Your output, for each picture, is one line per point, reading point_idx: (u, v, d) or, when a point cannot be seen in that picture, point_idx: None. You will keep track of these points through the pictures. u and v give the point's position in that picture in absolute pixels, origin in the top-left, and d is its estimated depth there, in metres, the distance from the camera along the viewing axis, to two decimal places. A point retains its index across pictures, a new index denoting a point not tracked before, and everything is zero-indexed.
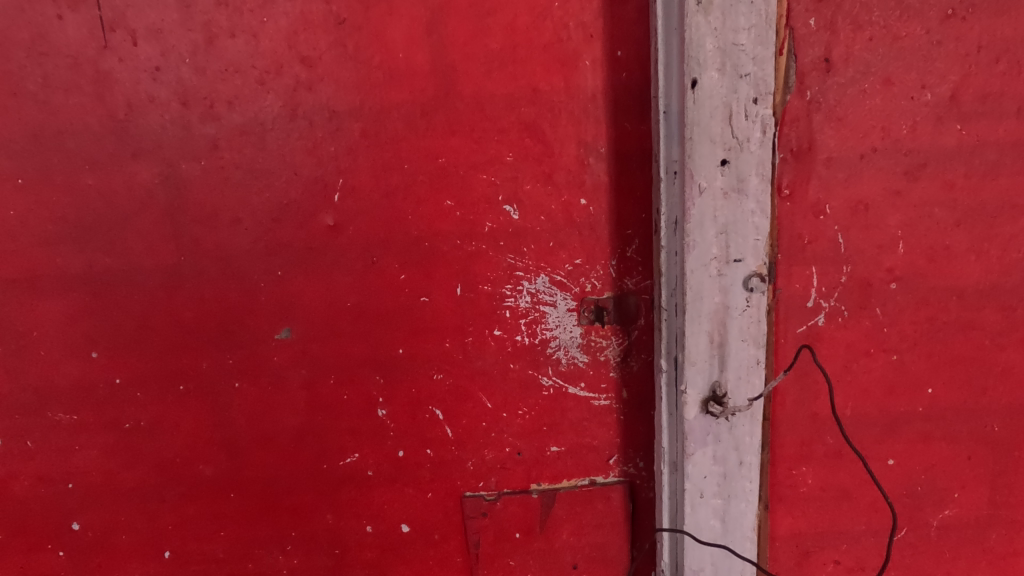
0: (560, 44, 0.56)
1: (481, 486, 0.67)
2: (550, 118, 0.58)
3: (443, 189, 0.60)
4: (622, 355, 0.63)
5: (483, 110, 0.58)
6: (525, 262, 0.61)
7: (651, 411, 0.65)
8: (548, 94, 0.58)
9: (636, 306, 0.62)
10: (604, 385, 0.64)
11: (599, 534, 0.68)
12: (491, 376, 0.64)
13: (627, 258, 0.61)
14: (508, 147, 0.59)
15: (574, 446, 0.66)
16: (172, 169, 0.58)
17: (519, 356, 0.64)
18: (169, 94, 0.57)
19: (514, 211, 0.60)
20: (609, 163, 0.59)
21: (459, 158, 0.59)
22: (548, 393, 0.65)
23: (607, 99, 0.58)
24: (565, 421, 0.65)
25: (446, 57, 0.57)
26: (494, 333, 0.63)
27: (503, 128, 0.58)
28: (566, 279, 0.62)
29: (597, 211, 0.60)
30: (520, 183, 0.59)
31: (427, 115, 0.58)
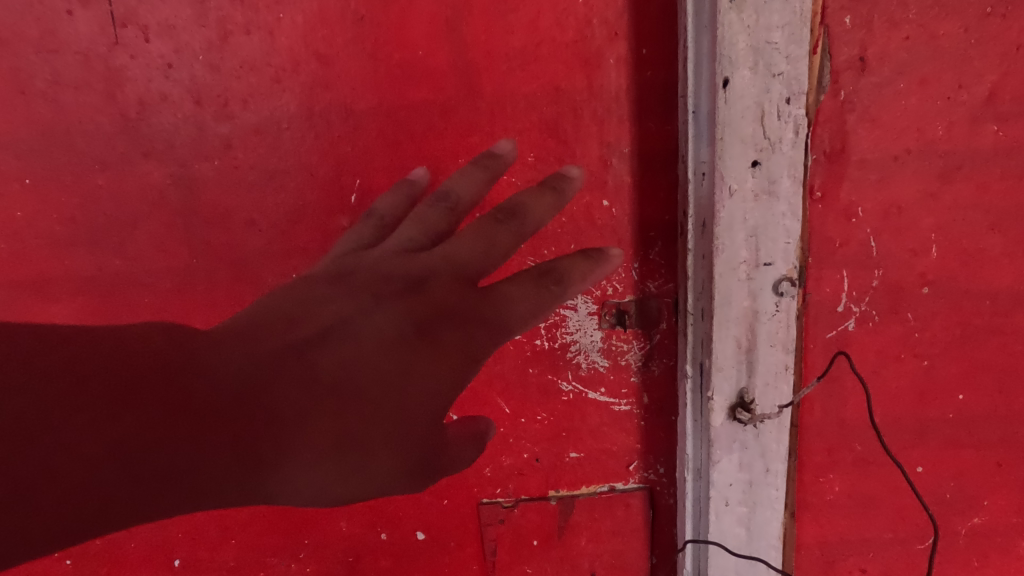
0: (584, 42, 0.55)
1: (498, 493, 0.66)
2: (572, 118, 0.57)
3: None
4: (643, 360, 0.62)
5: (503, 110, 0.57)
6: None
7: (672, 416, 0.64)
8: (571, 93, 0.56)
9: (658, 310, 0.61)
10: (625, 390, 0.63)
11: (618, 541, 0.67)
12: (509, 381, 0.63)
13: (649, 261, 0.60)
14: (529, 147, 0.58)
15: (593, 452, 0.65)
16: (184, 170, 0.57)
17: (538, 360, 0.62)
18: (182, 93, 0.55)
19: None
20: (632, 164, 0.58)
21: None
22: (568, 398, 0.63)
23: (632, 99, 0.56)
24: (585, 426, 0.64)
25: (466, 54, 0.55)
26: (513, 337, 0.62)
27: (524, 128, 0.57)
28: None
29: (619, 213, 0.59)
30: None
31: (447, 115, 0.57)
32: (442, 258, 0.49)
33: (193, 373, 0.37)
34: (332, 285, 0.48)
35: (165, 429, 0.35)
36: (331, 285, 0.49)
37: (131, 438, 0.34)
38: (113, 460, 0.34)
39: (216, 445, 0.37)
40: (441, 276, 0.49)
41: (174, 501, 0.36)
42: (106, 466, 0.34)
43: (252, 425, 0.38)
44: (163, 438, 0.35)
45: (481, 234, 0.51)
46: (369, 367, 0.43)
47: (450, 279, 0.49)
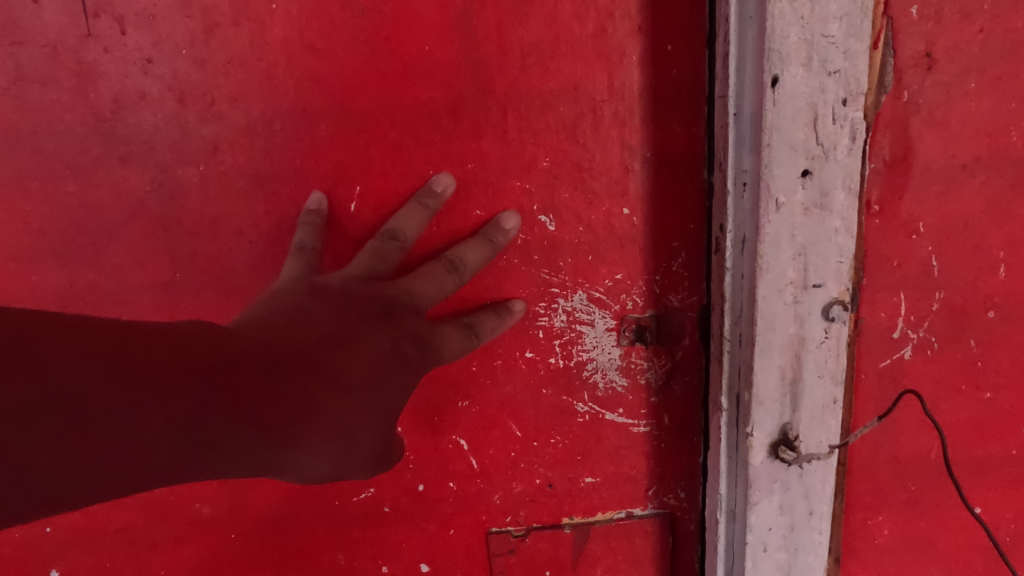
0: (605, 37, 0.51)
1: (508, 522, 0.61)
2: (591, 120, 0.52)
3: (472, 198, 0.54)
4: (663, 378, 0.58)
5: (516, 109, 0.52)
6: (561, 277, 0.56)
7: (694, 439, 0.60)
8: (591, 92, 0.52)
9: (681, 326, 0.57)
10: (644, 410, 0.59)
11: (635, 568, 0.63)
12: (521, 402, 0.58)
13: (671, 272, 0.56)
14: (544, 151, 0.53)
15: (610, 477, 0.60)
16: (166, 175, 0.52)
17: (552, 380, 0.58)
18: (163, 90, 0.50)
19: (550, 222, 0.55)
20: (655, 168, 0.54)
21: (489, 163, 0.53)
22: (583, 420, 0.59)
23: (657, 99, 0.52)
24: (601, 449, 0.60)
25: (477, 50, 0.51)
26: (525, 355, 0.57)
27: (538, 130, 0.53)
28: (605, 296, 0.56)
29: (641, 222, 0.55)
30: (557, 191, 0.54)
31: (456, 116, 0.52)
32: (401, 289, 0.52)
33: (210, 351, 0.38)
34: (311, 298, 0.49)
35: (208, 389, 0.36)
36: (308, 297, 0.49)
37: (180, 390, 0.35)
38: (159, 397, 0.34)
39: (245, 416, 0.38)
40: (403, 310, 0.51)
41: (184, 453, 0.36)
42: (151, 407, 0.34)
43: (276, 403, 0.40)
44: (204, 390, 0.36)
45: (427, 275, 0.53)
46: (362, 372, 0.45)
47: (408, 313, 0.52)
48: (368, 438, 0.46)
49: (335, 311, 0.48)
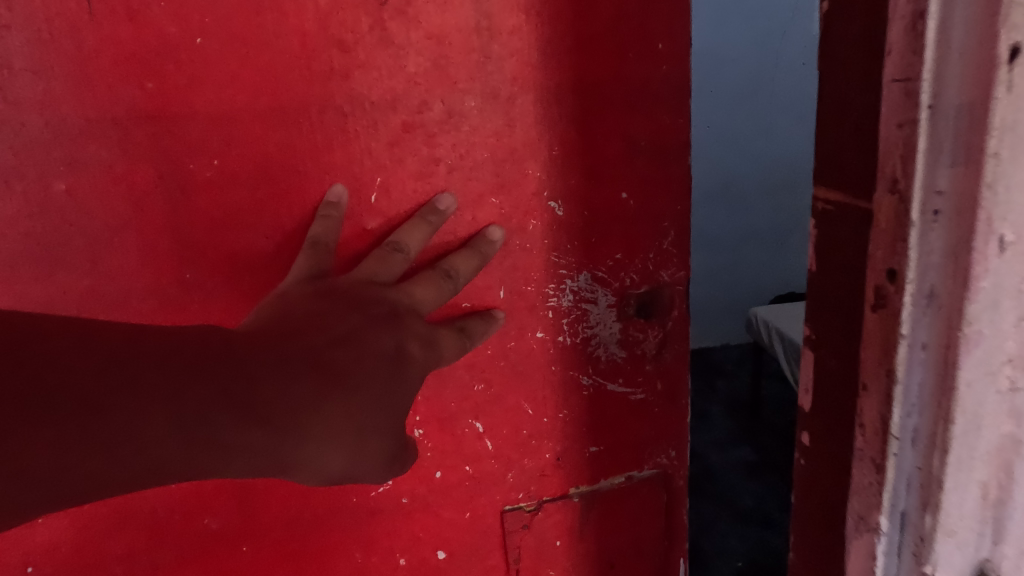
0: (613, 33, 0.54)
1: (521, 499, 0.64)
2: (596, 112, 0.56)
3: (489, 187, 0.56)
4: (656, 347, 0.64)
5: (529, 102, 0.54)
6: (568, 259, 0.59)
7: (681, 400, 0.66)
8: (595, 85, 0.55)
9: (670, 299, 0.63)
10: (641, 379, 0.64)
11: (634, 527, 0.69)
12: (533, 381, 0.61)
13: (661, 249, 0.61)
14: (554, 140, 0.56)
15: (612, 444, 0.65)
16: (175, 170, 0.49)
17: (561, 357, 0.62)
18: (173, 80, 0.47)
19: (558, 207, 0.58)
20: (650, 156, 0.58)
21: (505, 152, 0.55)
22: (589, 392, 0.63)
23: (654, 92, 0.57)
24: (606, 419, 0.64)
25: (496, 43, 0.52)
26: (537, 334, 0.61)
27: (548, 121, 0.55)
28: (606, 275, 0.61)
29: (637, 204, 0.60)
30: (565, 178, 0.57)
31: (475, 106, 0.54)
32: (403, 295, 0.52)
33: (214, 349, 0.37)
34: (316, 299, 0.48)
35: (205, 391, 0.35)
36: (313, 300, 0.48)
37: (167, 398, 0.34)
38: (148, 402, 0.33)
39: (239, 422, 0.36)
40: (407, 315, 0.51)
41: (174, 456, 0.34)
42: (134, 408, 0.33)
43: (279, 407, 0.37)
44: (207, 388, 0.35)
45: (427, 281, 0.54)
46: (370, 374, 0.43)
47: (411, 314, 0.51)
48: (376, 445, 0.44)
49: (342, 315, 0.46)
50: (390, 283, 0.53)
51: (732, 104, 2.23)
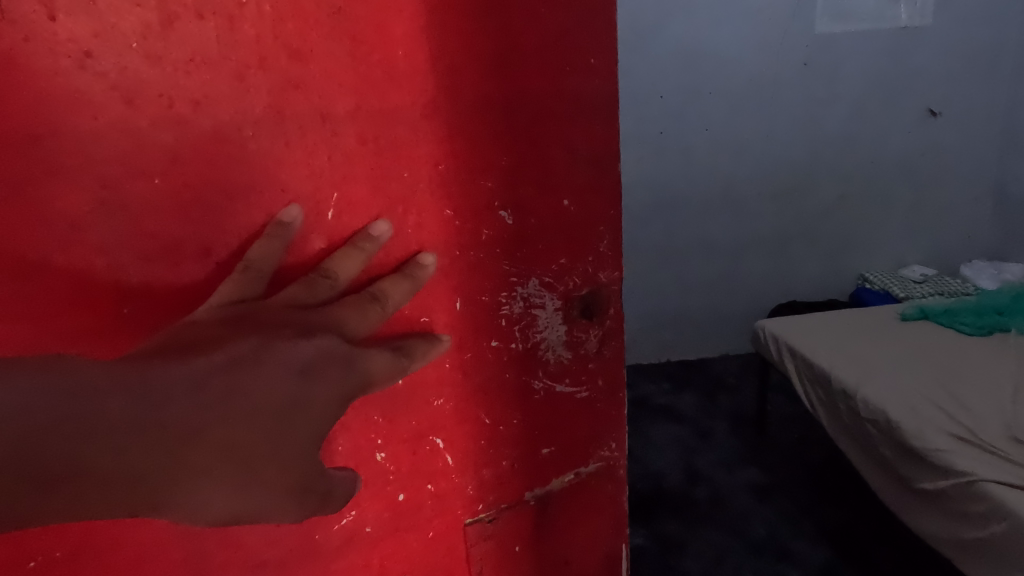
0: (555, 48, 0.55)
1: (480, 510, 0.65)
2: (543, 123, 0.57)
3: (444, 200, 0.56)
4: (596, 348, 0.65)
5: (479, 114, 0.54)
6: (518, 266, 0.60)
7: (620, 395, 0.68)
8: (540, 97, 0.56)
9: (607, 299, 0.64)
10: (584, 378, 0.65)
11: (587, 522, 0.72)
12: (488, 392, 0.62)
13: (598, 252, 0.63)
14: (502, 152, 0.56)
15: (563, 445, 0.67)
16: (110, 192, 0.45)
17: (512, 364, 0.62)
18: (105, 89, 0.43)
19: (508, 216, 0.58)
20: (590, 165, 0.60)
21: (459, 164, 0.55)
22: (540, 396, 0.64)
23: (593, 105, 0.58)
24: (554, 421, 0.65)
25: (447, 55, 0.52)
26: (490, 344, 0.61)
27: (499, 133, 0.56)
28: (552, 280, 0.61)
29: (577, 210, 0.61)
30: (515, 188, 0.58)
31: (429, 117, 0.53)
32: (328, 319, 0.50)
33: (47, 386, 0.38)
34: (220, 326, 0.46)
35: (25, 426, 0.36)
36: (219, 326, 0.46)
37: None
38: None
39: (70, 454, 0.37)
40: (324, 330, 0.48)
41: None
42: None
43: (124, 437, 0.38)
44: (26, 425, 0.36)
45: (354, 304, 0.52)
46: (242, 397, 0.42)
47: (334, 337, 0.49)
48: (262, 469, 0.43)
49: (231, 333, 0.45)
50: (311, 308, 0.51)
51: (736, 107, 2.60)
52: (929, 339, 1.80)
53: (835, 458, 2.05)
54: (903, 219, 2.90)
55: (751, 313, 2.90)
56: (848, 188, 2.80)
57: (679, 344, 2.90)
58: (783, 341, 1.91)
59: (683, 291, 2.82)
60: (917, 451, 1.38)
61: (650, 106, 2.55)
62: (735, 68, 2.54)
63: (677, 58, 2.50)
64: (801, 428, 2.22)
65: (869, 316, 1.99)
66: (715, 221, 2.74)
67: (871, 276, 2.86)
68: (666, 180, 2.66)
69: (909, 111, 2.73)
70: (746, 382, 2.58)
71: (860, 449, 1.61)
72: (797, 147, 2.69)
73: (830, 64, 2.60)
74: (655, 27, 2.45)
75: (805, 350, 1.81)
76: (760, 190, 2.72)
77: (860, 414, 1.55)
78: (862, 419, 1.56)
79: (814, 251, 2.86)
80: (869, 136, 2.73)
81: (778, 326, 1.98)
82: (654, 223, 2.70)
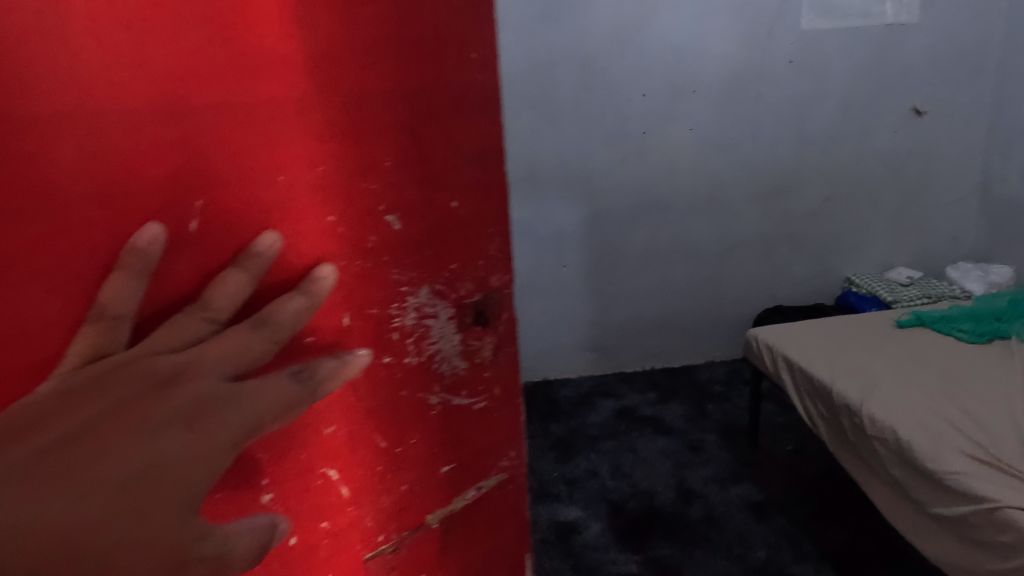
0: (432, 43, 0.55)
1: (381, 541, 0.67)
2: (426, 118, 0.56)
3: (327, 204, 0.53)
4: (492, 353, 0.69)
5: (360, 109, 0.53)
6: (409, 275, 0.60)
7: (513, 398, 0.73)
8: (419, 90, 0.55)
9: (499, 303, 0.67)
10: (478, 385, 0.69)
11: (488, 532, 0.77)
12: (384, 409, 0.62)
13: (489, 256, 0.65)
14: (387, 152, 0.55)
15: (460, 456, 0.71)
16: None
17: (410, 379, 0.64)
18: None
19: (396, 221, 0.58)
20: (473, 163, 0.61)
21: (339, 167, 0.53)
22: (437, 407, 0.67)
23: (473, 99, 0.59)
24: (452, 432, 0.69)
25: (323, 52, 0.50)
26: (384, 359, 0.61)
27: (382, 127, 0.54)
28: (445, 289, 0.63)
29: (466, 213, 0.62)
30: (402, 190, 0.57)
31: (306, 114, 0.50)
32: (199, 356, 0.46)
33: None
34: (63, 394, 0.43)
35: None
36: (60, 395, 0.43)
37: None
38: None
39: None
40: (200, 372, 0.46)
41: None
42: None
43: None
44: None
45: (233, 335, 0.49)
46: (96, 476, 0.39)
47: (207, 374, 0.46)
48: (126, 560, 0.39)
49: (76, 407, 0.42)
50: (184, 350, 0.47)
51: (722, 107, 2.55)
52: (923, 349, 1.77)
53: (831, 473, 1.98)
54: (890, 221, 2.84)
55: (737, 317, 2.85)
56: (834, 189, 2.75)
57: (664, 349, 2.85)
58: (778, 351, 1.85)
59: (667, 295, 2.77)
60: (930, 474, 1.28)
61: (633, 106, 2.50)
62: (719, 67, 2.50)
63: (661, 57, 2.45)
64: (791, 439, 2.17)
65: (864, 327, 1.96)
66: (699, 224, 2.69)
67: (858, 279, 2.81)
68: (650, 181, 2.61)
69: (895, 111, 2.69)
70: (734, 390, 2.54)
71: (863, 468, 1.49)
72: (782, 147, 2.65)
73: (816, 62, 2.56)
74: (638, 24, 2.40)
75: (802, 360, 1.76)
76: (744, 192, 2.68)
77: (864, 432, 1.46)
78: (866, 436, 1.45)
79: (799, 253, 2.81)
80: (854, 136, 2.69)
81: (773, 335, 1.94)
82: (638, 225, 2.66)
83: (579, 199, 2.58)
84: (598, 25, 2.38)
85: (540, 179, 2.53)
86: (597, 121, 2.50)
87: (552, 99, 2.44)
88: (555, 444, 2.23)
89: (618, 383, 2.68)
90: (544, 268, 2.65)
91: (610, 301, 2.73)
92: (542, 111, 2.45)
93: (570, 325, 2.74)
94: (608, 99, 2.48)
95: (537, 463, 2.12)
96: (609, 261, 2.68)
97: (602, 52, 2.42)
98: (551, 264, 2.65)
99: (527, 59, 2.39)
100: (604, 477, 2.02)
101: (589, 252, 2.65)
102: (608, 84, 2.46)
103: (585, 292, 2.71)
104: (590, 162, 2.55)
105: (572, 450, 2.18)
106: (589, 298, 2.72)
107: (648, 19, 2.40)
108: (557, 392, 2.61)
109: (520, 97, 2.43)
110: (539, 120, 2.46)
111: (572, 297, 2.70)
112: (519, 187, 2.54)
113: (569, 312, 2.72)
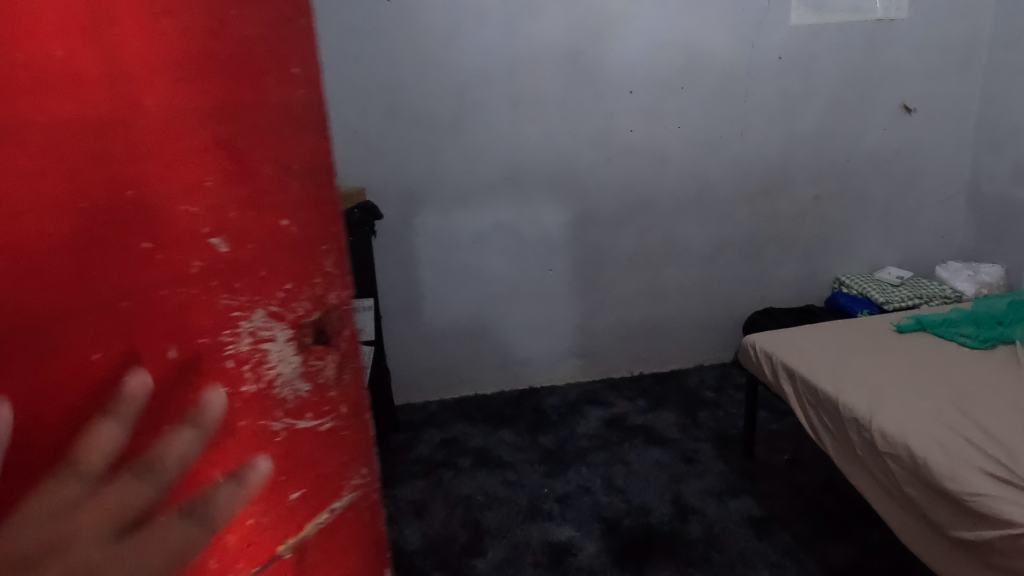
0: (246, 51, 0.36)
1: None
2: (222, 70, 0.35)
3: (122, 244, 0.33)
4: (336, 378, 0.45)
5: (107, 82, 0.31)
6: (267, 330, 0.40)
7: (363, 418, 0.49)
8: (194, 33, 0.34)
9: (341, 318, 0.45)
10: (365, 455, 0.50)
11: None
12: (280, 542, 0.41)
13: (326, 271, 0.44)
14: (194, 149, 0.34)
15: (379, 544, 0.52)
16: None
17: (300, 488, 0.43)
18: None
19: (222, 243, 0.36)
20: (292, 126, 0.39)
21: (146, 185, 0.33)
22: (348, 501, 0.47)
23: (275, 21, 0.38)
24: (368, 521, 0.50)
25: (121, 62, 0.32)
26: (274, 475, 0.41)
27: (184, 112, 0.34)
28: (302, 335, 0.42)
29: (300, 230, 0.41)
30: (229, 208, 0.36)
31: (53, 152, 0.30)
32: None
33: None
34: None
35: None
36: None
37: None
38: None
39: None
40: None
41: None
42: None
43: None
44: None
45: None
46: None
47: None
48: None
49: None
50: None
51: (709, 105, 2.48)
52: (925, 354, 1.72)
53: (831, 484, 1.91)
54: (878, 220, 2.78)
55: (726, 320, 2.77)
56: (823, 188, 2.69)
57: (653, 354, 2.75)
58: (779, 359, 1.78)
59: (655, 298, 2.68)
60: (949, 494, 1.22)
61: (619, 103, 2.41)
62: (707, 63, 2.42)
63: (648, 52, 2.37)
64: (788, 448, 2.11)
65: (864, 332, 1.90)
66: (687, 224, 2.61)
67: (847, 280, 2.75)
68: (637, 181, 2.52)
69: (883, 108, 2.63)
70: (726, 396, 2.47)
71: (873, 480, 1.43)
72: (771, 145, 2.58)
73: (805, 58, 2.50)
74: (624, 18, 2.31)
75: (805, 369, 1.69)
76: (733, 192, 2.60)
77: (876, 447, 1.40)
78: (879, 453, 1.39)
79: (788, 254, 2.74)
80: (843, 134, 2.63)
81: (772, 342, 1.87)
82: (626, 226, 2.57)
83: (565, 199, 2.48)
84: (583, 19, 2.29)
85: (524, 179, 2.43)
86: (584, 119, 2.40)
87: (536, 97, 2.34)
88: (544, 457, 2.14)
89: (607, 390, 2.59)
90: (529, 272, 2.54)
91: (597, 306, 2.64)
92: (526, 108, 2.35)
93: (556, 331, 2.64)
94: (594, 96, 2.38)
95: (526, 479, 2.02)
96: (596, 264, 2.58)
97: (588, 47, 2.32)
98: (536, 267, 2.54)
99: (510, 53, 2.28)
100: (597, 493, 1.93)
101: (574, 254, 2.56)
102: (594, 80, 2.36)
103: (571, 296, 2.61)
104: (576, 160, 2.45)
105: (562, 464, 2.09)
106: (576, 302, 2.62)
107: (634, 13, 2.31)
108: (543, 401, 2.52)
109: (503, 93, 2.32)
110: (524, 117, 2.36)
111: (558, 301, 2.60)
112: (503, 188, 2.43)
113: (555, 316, 2.62)
